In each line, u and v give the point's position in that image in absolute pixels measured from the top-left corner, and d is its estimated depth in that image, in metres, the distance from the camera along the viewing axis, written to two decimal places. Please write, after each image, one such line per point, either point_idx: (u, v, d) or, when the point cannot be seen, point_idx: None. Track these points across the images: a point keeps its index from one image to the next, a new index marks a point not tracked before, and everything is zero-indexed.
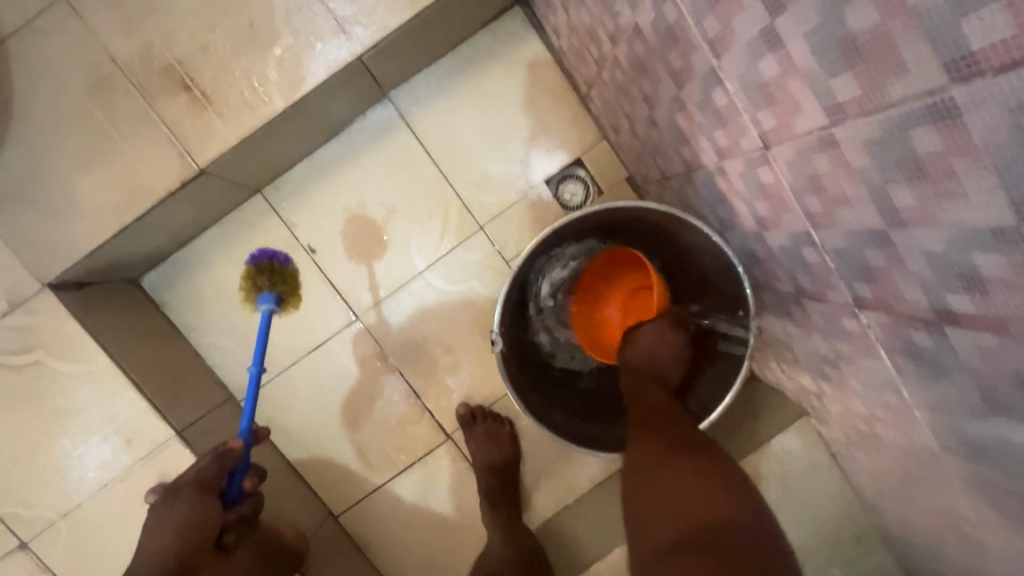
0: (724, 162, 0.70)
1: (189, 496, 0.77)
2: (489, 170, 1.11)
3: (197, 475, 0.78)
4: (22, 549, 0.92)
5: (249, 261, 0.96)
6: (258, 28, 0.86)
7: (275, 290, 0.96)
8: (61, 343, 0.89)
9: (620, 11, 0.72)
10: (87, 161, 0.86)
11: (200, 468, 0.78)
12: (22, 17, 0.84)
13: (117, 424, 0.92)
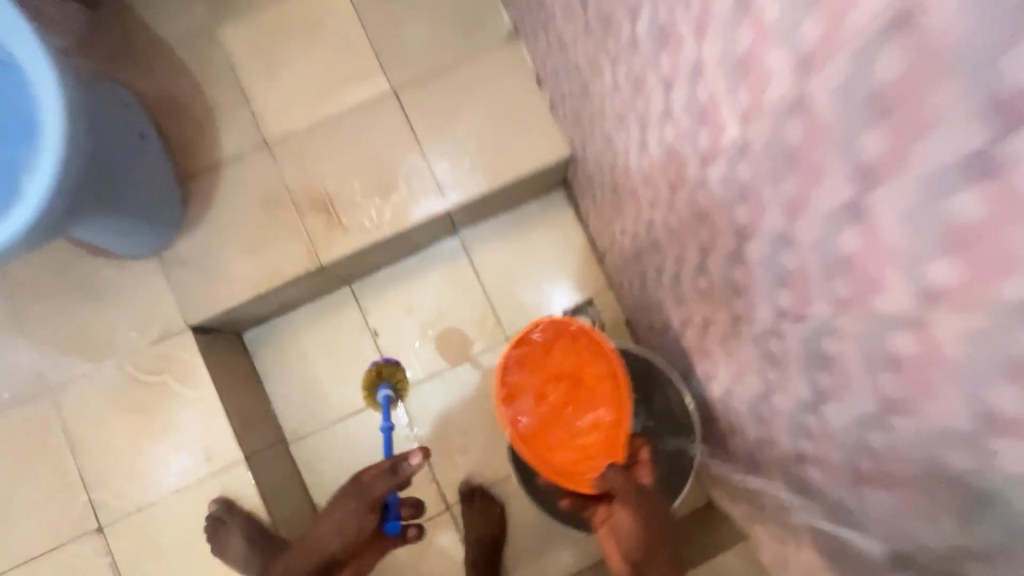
0: (684, 328, 1.02)
1: (353, 522, 0.99)
2: (521, 297, 1.45)
3: (377, 482, 0.98)
4: (99, 531, 1.15)
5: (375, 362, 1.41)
6: (387, 182, 1.27)
7: (392, 382, 1.39)
8: (184, 370, 1.19)
9: (627, 220, 1.09)
10: (247, 247, 1.23)
11: (359, 509, 0.99)
12: (236, 151, 1.26)
13: (203, 442, 1.18)
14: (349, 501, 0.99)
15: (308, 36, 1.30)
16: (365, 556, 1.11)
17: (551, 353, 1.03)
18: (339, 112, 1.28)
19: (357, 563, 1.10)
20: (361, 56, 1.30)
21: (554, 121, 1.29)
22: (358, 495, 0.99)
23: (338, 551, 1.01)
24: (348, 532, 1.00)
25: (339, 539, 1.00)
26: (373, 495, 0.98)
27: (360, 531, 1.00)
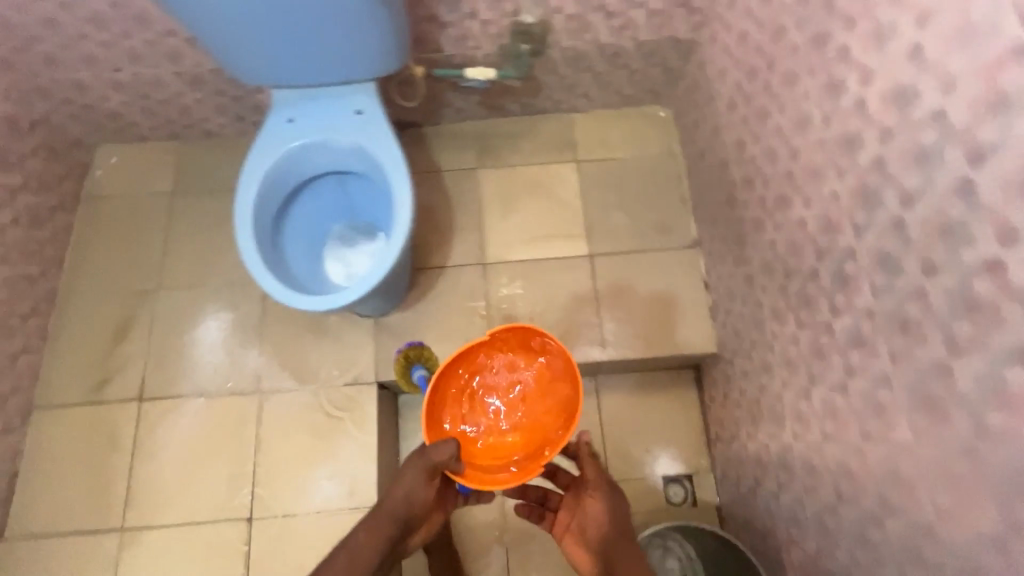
0: (791, 546, 1.16)
1: (401, 491, 1.07)
2: (633, 450, 1.62)
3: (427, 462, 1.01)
4: (247, 521, 1.37)
5: (402, 349, 1.41)
6: (564, 323, 1.55)
7: (424, 363, 1.37)
8: (360, 416, 1.45)
9: (760, 432, 1.28)
10: (442, 336, 1.52)
11: (421, 478, 1.05)
12: (460, 261, 1.60)
13: (351, 479, 1.40)
14: (411, 476, 1.05)
15: (540, 194, 1.68)
16: (417, 534, 1.14)
17: (501, 367, 1.14)
18: (545, 258, 1.61)
19: (414, 539, 1.14)
20: (575, 222, 1.65)
21: (711, 324, 1.54)
22: (421, 470, 1.04)
23: (405, 529, 1.08)
24: (405, 501, 1.07)
25: (401, 520, 1.07)
26: (426, 466, 1.02)
27: (422, 500, 1.08)
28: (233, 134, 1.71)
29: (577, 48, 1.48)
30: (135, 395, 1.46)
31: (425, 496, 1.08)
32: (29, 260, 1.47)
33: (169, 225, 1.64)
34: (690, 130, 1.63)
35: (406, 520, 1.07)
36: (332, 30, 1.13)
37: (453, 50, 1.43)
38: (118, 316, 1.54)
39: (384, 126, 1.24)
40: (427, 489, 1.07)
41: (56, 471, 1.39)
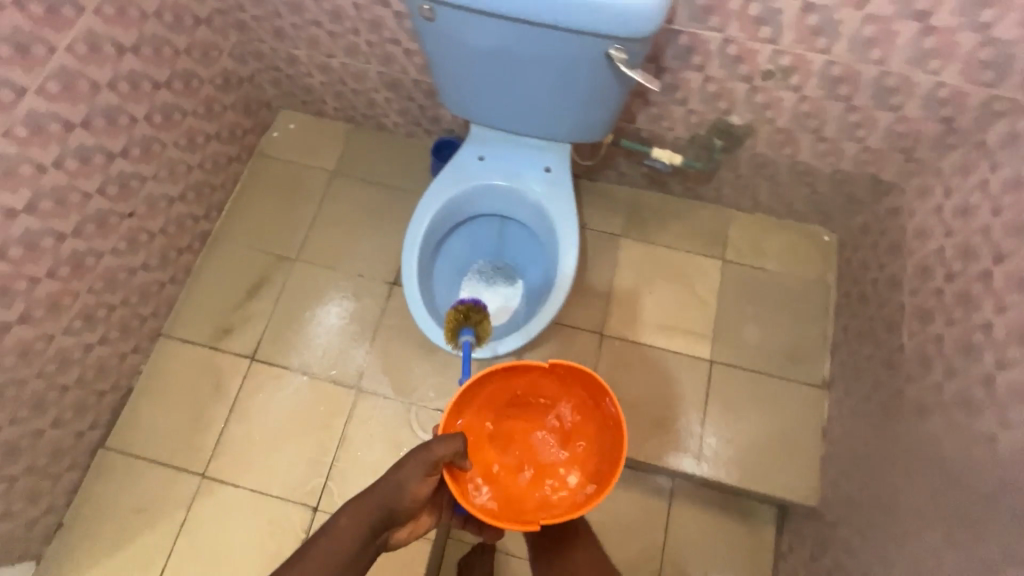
0: None
1: (393, 489, 0.87)
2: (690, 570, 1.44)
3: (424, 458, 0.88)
4: (311, 510, 1.41)
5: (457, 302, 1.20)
6: (665, 422, 1.50)
7: (474, 325, 1.17)
8: None
9: None
10: None
11: (417, 476, 0.88)
12: (578, 325, 1.59)
13: None
14: (404, 472, 0.87)
15: (677, 283, 1.63)
16: (402, 529, 0.93)
17: (532, 384, 1.05)
18: (663, 349, 1.57)
19: (397, 535, 0.92)
20: (704, 321, 1.59)
21: (817, 476, 1.45)
22: (415, 468, 0.87)
23: (385, 524, 0.87)
24: (391, 493, 0.87)
25: (382, 512, 0.86)
26: (424, 464, 0.87)
27: (415, 498, 0.89)
28: (402, 133, 1.77)
29: (771, 158, 1.42)
30: (249, 352, 1.54)
31: (418, 494, 0.89)
32: (199, 201, 1.58)
33: (322, 201, 1.72)
34: (856, 268, 1.53)
35: (389, 518, 0.87)
36: (553, 97, 1.12)
37: (645, 126, 1.41)
38: (254, 272, 1.63)
39: (565, 192, 1.26)
40: (421, 484, 0.89)
41: (163, 400, 1.49)
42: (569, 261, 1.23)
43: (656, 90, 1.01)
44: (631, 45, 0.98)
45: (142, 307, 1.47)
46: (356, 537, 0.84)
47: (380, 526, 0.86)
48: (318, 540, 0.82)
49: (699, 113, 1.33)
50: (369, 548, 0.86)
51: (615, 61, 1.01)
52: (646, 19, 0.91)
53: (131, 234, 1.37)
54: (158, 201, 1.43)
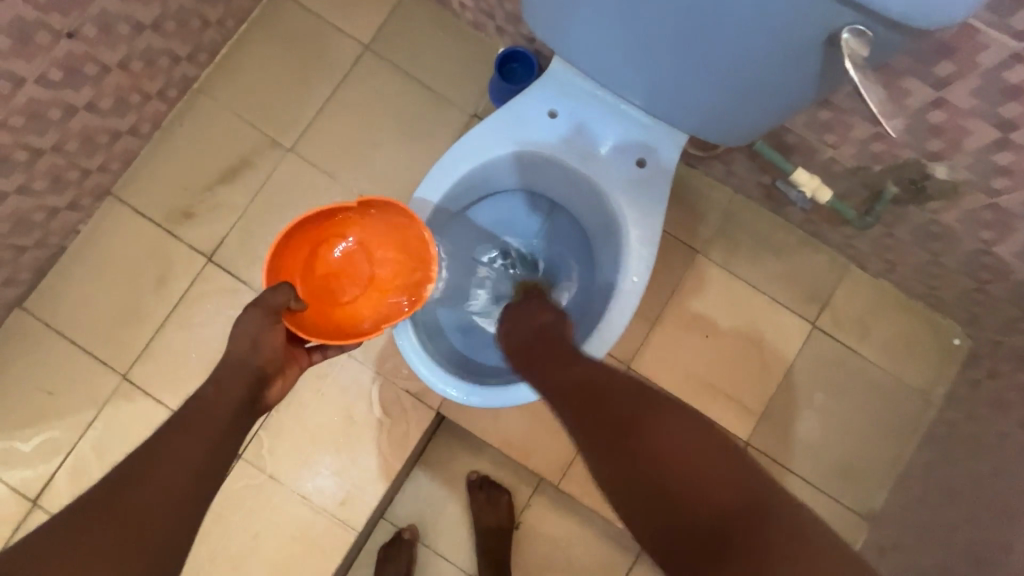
0: None
1: (244, 352, 0.70)
2: None
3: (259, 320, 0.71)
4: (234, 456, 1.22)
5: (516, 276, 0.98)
6: None
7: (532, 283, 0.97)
8: (399, 435, 1.24)
9: None
10: (532, 413, 1.26)
11: (262, 329, 0.71)
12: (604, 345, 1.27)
13: (350, 488, 1.23)
14: (246, 332, 0.71)
15: (744, 334, 1.27)
16: (276, 383, 0.75)
17: (318, 241, 0.85)
18: (695, 409, 1.25)
19: (272, 392, 0.75)
20: (758, 392, 1.26)
21: None
22: (261, 323, 0.72)
23: (253, 391, 0.71)
24: (241, 357, 0.70)
25: (246, 382, 0.70)
26: (269, 317, 0.72)
27: (273, 354, 0.73)
28: (468, 20, 1.31)
29: (952, 233, 0.99)
30: (207, 251, 1.26)
31: (276, 348, 0.73)
32: (183, 37, 1.19)
33: (342, 82, 1.31)
34: (980, 399, 1.16)
35: (251, 382, 0.71)
36: (703, 65, 0.70)
37: (798, 131, 0.96)
38: (237, 152, 1.28)
39: (657, 203, 0.84)
40: (275, 334, 0.73)
41: (98, 276, 1.24)
42: (627, 305, 0.84)
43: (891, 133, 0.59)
44: (886, 32, 0.55)
45: (85, 158, 1.15)
46: (215, 418, 0.67)
47: (246, 399, 0.70)
48: (156, 472, 0.60)
49: (890, 142, 0.88)
50: (236, 426, 0.69)
51: (841, 48, 0.58)
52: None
53: (72, 62, 1.01)
54: (116, 24, 1.05)
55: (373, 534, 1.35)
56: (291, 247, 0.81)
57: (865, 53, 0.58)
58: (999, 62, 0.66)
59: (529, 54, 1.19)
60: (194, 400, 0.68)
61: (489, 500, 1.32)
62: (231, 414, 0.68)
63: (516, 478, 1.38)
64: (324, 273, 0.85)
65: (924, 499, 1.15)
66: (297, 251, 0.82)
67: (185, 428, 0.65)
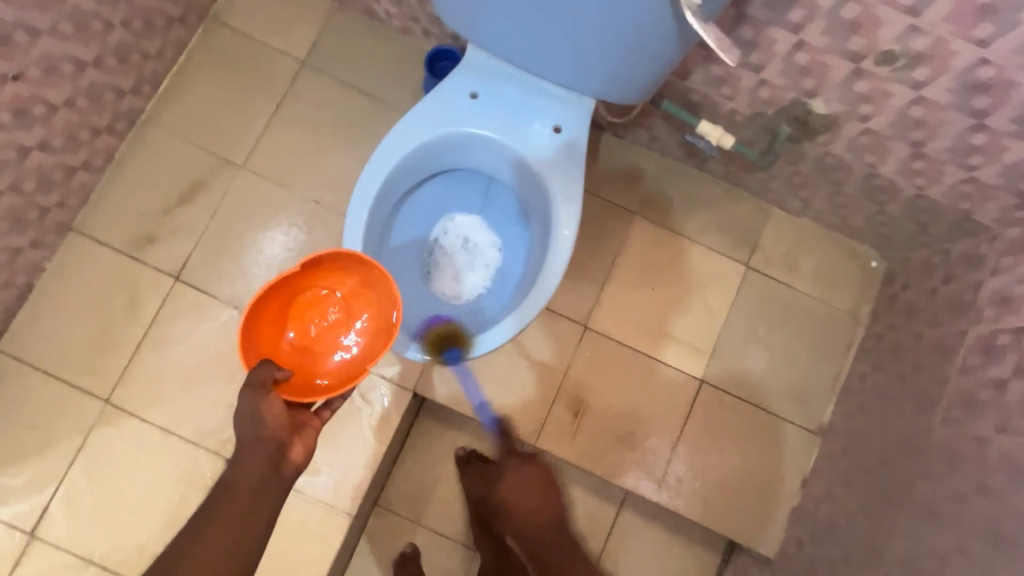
0: None
1: (250, 429, 0.77)
2: None
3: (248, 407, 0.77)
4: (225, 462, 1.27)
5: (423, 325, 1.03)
6: (632, 439, 1.34)
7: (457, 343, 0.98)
8: (382, 420, 1.31)
9: None
10: (503, 383, 1.34)
11: (255, 403, 0.77)
12: (564, 311, 1.36)
13: (341, 477, 1.29)
14: (245, 412, 0.78)
15: (689, 283, 1.38)
16: (296, 446, 0.80)
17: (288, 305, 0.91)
18: (652, 357, 1.36)
19: (295, 454, 0.80)
20: (707, 334, 1.37)
21: (784, 525, 1.31)
22: (254, 400, 0.78)
23: (272, 461, 0.78)
24: (252, 431, 0.77)
25: (262, 455, 0.77)
26: (258, 392, 0.77)
27: (276, 421, 0.78)
28: (396, 27, 1.40)
29: (844, 162, 1.12)
30: (174, 271, 1.31)
31: (276, 417, 0.78)
32: (124, 71, 1.25)
33: (284, 97, 1.38)
34: (898, 311, 1.29)
35: (268, 454, 0.78)
36: (593, 28, 0.82)
37: (699, 88, 1.08)
38: (191, 174, 1.34)
39: (576, 159, 0.94)
40: (270, 404, 0.78)
41: (69, 309, 1.28)
42: (561, 255, 0.94)
43: (731, 62, 0.76)
44: None
45: (42, 196, 1.20)
46: (241, 496, 0.76)
47: (267, 467, 0.77)
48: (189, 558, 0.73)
49: (774, 87, 1.00)
50: (262, 491, 0.77)
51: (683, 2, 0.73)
52: None
53: (20, 104, 1.07)
54: (58, 64, 1.10)
55: (369, 521, 1.42)
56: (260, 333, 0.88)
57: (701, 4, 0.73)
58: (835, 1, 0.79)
59: (455, 51, 1.29)
60: (226, 479, 0.78)
61: (478, 475, 1.38)
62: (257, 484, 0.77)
63: (500, 450, 1.45)
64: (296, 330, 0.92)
65: (862, 407, 1.27)
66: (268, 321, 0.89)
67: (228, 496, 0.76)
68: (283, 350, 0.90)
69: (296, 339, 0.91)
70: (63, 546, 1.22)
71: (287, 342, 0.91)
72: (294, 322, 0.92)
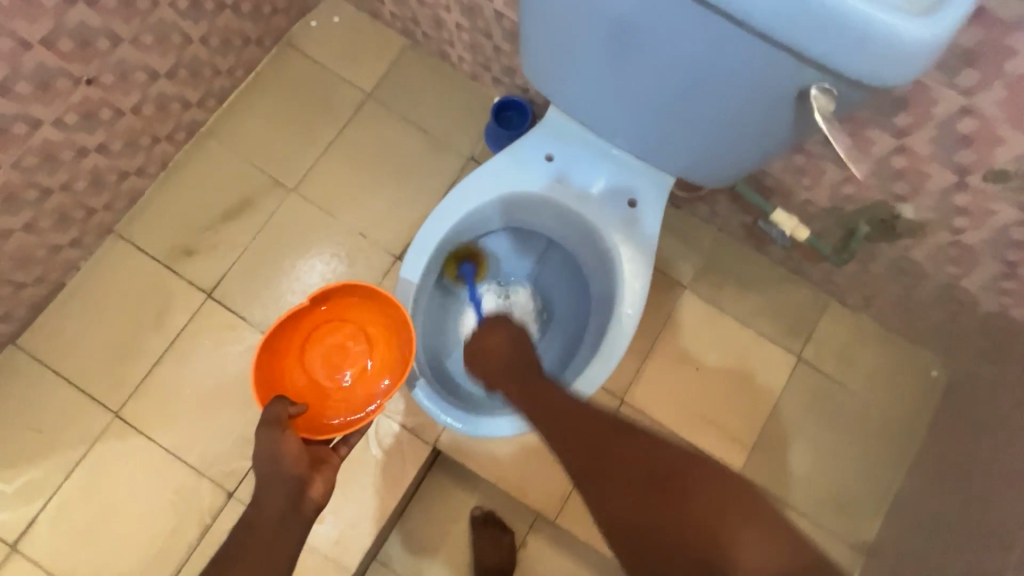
0: None
1: (269, 467, 0.71)
2: None
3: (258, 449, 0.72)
4: (227, 496, 1.19)
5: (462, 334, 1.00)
6: None
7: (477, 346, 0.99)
8: (396, 472, 1.23)
9: None
10: (527, 449, 1.27)
11: (274, 441, 0.71)
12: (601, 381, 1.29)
13: (345, 528, 1.21)
14: (263, 450, 0.71)
15: (735, 367, 1.31)
16: (317, 482, 0.73)
17: (300, 335, 0.87)
18: (687, 442, 1.28)
19: (317, 492, 0.73)
20: (748, 426, 1.29)
21: None
22: (272, 437, 0.72)
23: (293, 496, 0.71)
24: (269, 471, 0.71)
25: (283, 492, 0.70)
26: (274, 428, 0.72)
27: (297, 455, 0.72)
28: (465, 71, 1.39)
29: (921, 269, 1.06)
30: (207, 287, 1.27)
31: (295, 449, 0.72)
32: (194, 84, 1.25)
33: (345, 127, 1.37)
34: (962, 429, 1.19)
35: (288, 489, 0.71)
36: (692, 112, 0.75)
37: (776, 174, 1.04)
38: (240, 192, 1.32)
39: (649, 235, 0.90)
40: (288, 439, 0.72)
41: (95, 313, 1.24)
42: (620, 339, 0.89)
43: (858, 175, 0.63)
44: (853, 90, 0.61)
45: (91, 197, 1.19)
46: (262, 538, 0.67)
47: (286, 506, 0.70)
48: None
49: (860, 185, 0.95)
50: (281, 536, 0.68)
51: (811, 102, 0.64)
52: (899, 64, 0.54)
53: (88, 107, 1.07)
54: (132, 72, 1.10)
55: None
56: (273, 366, 0.83)
57: (831, 108, 0.64)
58: (950, 114, 0.74)
59: (523, 104, 1.27)
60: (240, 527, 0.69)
61: (492, 539, 1.30)
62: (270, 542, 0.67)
63: (512, 519, 1.35)
64: (311, 363, 0.87)
65: (915, 532, 1.16)
66: (279, 353, 0.84)
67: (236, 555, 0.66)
68: (296, 385, 0.85)
69: (311, 375, 0.86)
70: (43, 565, 1.14)
71: (298, 375, 0.86)
72: (309, 354, 0.87)
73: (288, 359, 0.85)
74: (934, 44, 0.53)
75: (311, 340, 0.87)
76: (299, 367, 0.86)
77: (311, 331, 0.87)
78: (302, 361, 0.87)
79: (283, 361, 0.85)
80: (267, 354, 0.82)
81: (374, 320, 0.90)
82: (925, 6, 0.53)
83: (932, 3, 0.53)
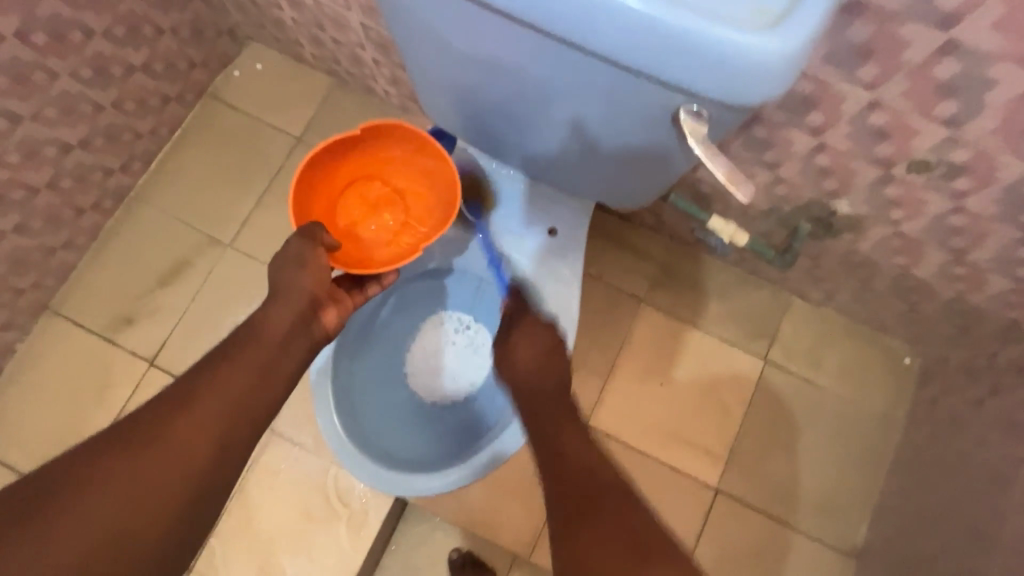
0: None
1: (294, 273, 0.76)
2: None
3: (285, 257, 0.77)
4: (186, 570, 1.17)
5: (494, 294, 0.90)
6: None
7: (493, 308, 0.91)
8: (359, 528, 1.18)
9: None
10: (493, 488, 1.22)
11: (305, 252, 0.76)
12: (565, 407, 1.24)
13: None
14: (293, 257, 0.77)
15: (702, 377, 1.27)
16: (330, 311, 0.80)
17: (349, 172, 0.87)
18: (659, 461, 1.23)
19: (328, 319, 0.80)
20: (721, 437, 1.24)
21: None
22: (303, 246, 0.77)
23: (303, 315, 0.77)
24: (292, 280, 0.76)
25: (298, 308, 0.76)
26: (307, 242, 0.77)
27: (320, 276, 0.77)
28: (396, 104, 1.36)
29: (871, 261, 1.01)
30: (148, 355, 1.24)
31: (319, 270, 0.77)
32: (114, 150, 1.22)
33: (277, 175, 1.34)
34: (939, 419, 1.14)
35: (303, 305, 0.76)
36: (584, 140, 0.72)
37: (709, 180, 1.00)
38: (175, 253, 1.29)
39: (571, 266, 0.89)
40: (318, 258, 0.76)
41: (35, 395, 1.21)
42: None
43: (743, 201, 0.57)
44: (723, 111, 0.57)
45: (16, 278, 1.15)
46: (257, 357, 0.73)
47: (295, 323, 0.76)
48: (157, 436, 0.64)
49: (791, 186, 0.90)
50: (275, 368, 0.74)
51: (684, 129, 0.59)
52: (754, 80, 0.50)
53: None
54: (40, 148, 1.07)
55: None
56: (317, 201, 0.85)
57: (705, 129, 0.59)
58: (860, 109, 0.71)
59: None
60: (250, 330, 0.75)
61: None
62: (231, 403, 0.69)
63: None
64: (354, 206, 0.88)
65: (902, 532, 1.11)
66: (323, 188, 0.85)
67: (187, 407, 0.67)
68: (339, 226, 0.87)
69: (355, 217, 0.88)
70: None
71: (342, 215, 0.88)
72: (353, 194, 0.88)
73: (331, 197, 0.87)
74: (788, 57, 0.49)
75: (358, 177, 0.87)
76: (343, 207, 0.88)
77: (358, 169, 0.87)
78: (348, 201, 0.88)
79: (328, 198, 0.86)
80: (313, 185, 0.83)
81: (419, 166, 0.87)
82: (776, 15, 0.49)
83: (781, 13, 0.49)
